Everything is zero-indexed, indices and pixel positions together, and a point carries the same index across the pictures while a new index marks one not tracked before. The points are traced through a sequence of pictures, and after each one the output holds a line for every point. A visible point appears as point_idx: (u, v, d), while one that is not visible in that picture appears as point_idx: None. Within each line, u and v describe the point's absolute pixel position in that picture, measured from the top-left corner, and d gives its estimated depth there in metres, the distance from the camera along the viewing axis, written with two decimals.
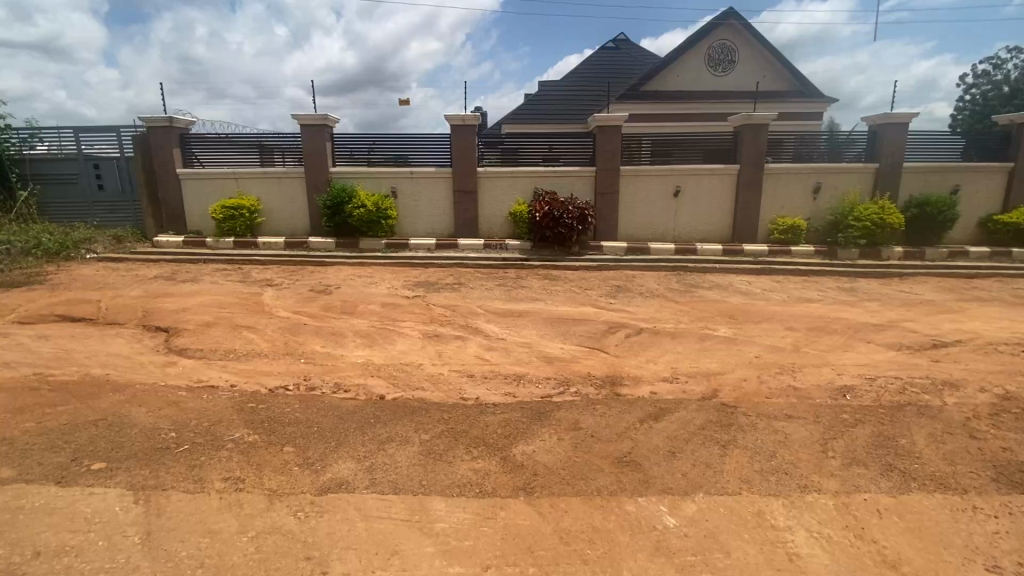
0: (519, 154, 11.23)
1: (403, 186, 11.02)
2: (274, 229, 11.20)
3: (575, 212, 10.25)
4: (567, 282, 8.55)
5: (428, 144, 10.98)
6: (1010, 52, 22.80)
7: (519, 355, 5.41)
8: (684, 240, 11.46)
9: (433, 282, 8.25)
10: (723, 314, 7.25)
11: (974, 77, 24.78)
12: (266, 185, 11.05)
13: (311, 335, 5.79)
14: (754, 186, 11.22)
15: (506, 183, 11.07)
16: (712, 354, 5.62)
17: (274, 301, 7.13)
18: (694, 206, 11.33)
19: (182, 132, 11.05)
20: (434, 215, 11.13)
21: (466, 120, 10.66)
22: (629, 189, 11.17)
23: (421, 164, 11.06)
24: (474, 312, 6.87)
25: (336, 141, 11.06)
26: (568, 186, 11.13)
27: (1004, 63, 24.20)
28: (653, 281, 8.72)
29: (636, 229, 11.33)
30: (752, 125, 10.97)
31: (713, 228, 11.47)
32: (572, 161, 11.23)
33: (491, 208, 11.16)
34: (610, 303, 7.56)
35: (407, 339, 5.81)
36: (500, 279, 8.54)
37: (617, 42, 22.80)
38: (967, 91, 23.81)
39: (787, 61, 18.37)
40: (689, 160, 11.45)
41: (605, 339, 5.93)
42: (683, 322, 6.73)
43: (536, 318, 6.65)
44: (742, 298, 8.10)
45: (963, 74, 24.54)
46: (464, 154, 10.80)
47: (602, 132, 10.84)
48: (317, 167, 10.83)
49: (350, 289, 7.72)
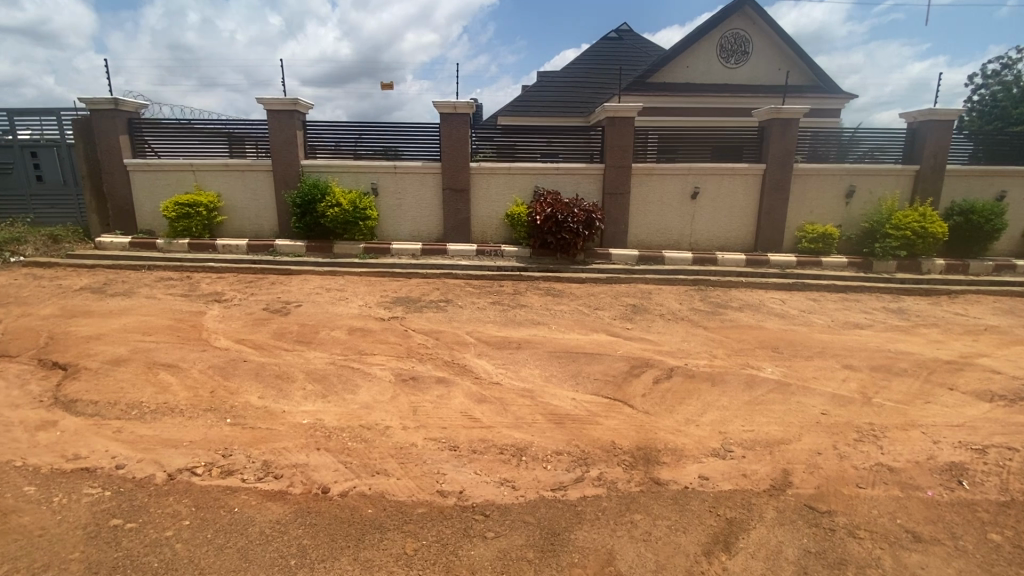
0: (517, 148, 9.92)
1: (385, 183, 9.66)
2: (237, 229, 9.81)
3: (581, 216, 8.97)
4: (574, 299, 7.25)
5: (414, 134, 9.63)
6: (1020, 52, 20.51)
7: (519, 412, 4.13)
8: (701, 247, 10.22)
9: (414, 299, 6.93)
10: (764, 345, 5.98)
11: (986, 78, 23.39)
12: (228, 179, 9.64)
13: (249, 379, 4.47)
14: (781, 188, 9.97)
15: (502, 180, 9.73)
16: (767, 410, 4.36)
17: (216, 326, 5.80)
18: (713, 209, 10.08)
19: (131, 117, 9.62)
20: (420, 216, 9.79)
21: (458, 109, 9.29)
22: (641, 189, 9.89)
23: (406, 158, 9.70)
24: (462, 342, 5.56)
25: (309, 131, 9.68)
26: (573, 185, 9.83)
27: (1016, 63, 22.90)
28: (674, 299, 7.44)
29: (648, 234, 10.08)
30: (781, 119, 9.70)
31: (734, 235, 10.23)
32: (577, 156, 9.93)
33: (485, 208, 9.84)
34: (626, 329, 6.27)
35: (374, 384, 4.50)
36: (494, 295, 7.23)
37: (620, 32, 21.44)
38: (976, 92, 21.99)
39: (804, 53, 17.16)
40: (709, 158, 10.17)
41: (627, 385, 4.64)
42: (719, 359, 5.47)
43: (538, 350, 5.35)
44: (780, 323, 6.84)
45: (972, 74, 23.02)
46: (455, 148, 9.46)
47: (613, 124, 9.51)
48: (287, 160, 9.45)
49: (313, 308, 6.39)
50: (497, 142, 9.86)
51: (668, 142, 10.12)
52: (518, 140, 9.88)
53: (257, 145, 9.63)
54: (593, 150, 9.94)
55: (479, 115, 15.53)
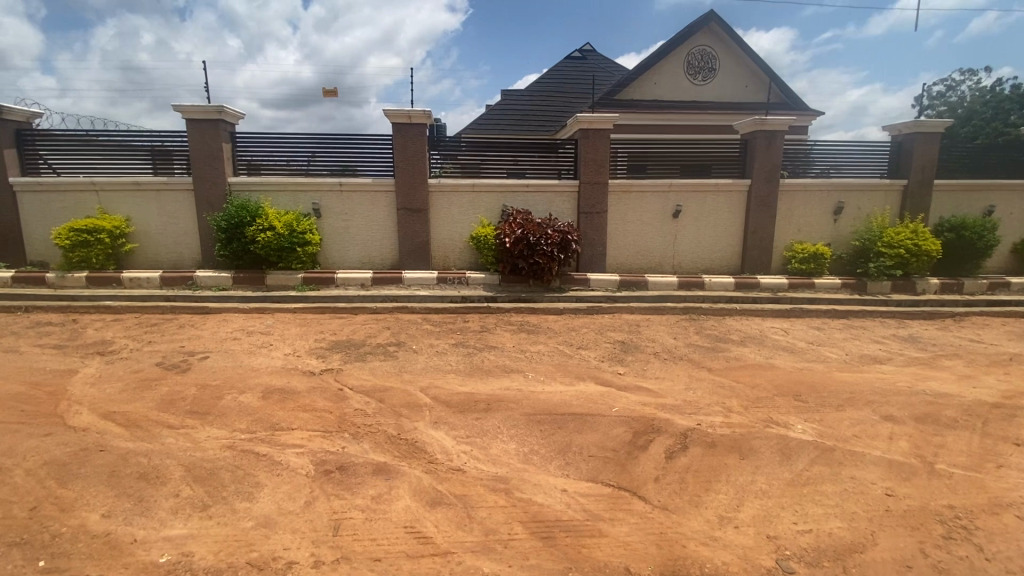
0: (482, 162, 8.81)
1: (329, 203, 8.37)
2: (152, 259, 8.30)
3: (555, 238, 7.93)
4: (552, 336, 6.11)
5: (363, 148, 8.41)
6: (963, 74, 20.45)
7: (490, 521, 2.90)
8: (685, 270, 9.33)
9: (357, 343, 5.63)
10: (783, 391, 4.96)
11: (931, 101, 23.69)
12: (139, 200, 8.14)
13: (97, 483, 3.09)
14: (769, 205, 9.20)
15: (465, 199, 8.60)
16: (819, 495, 3.28)
17: (83, 392, 4.34)
18: (697, 228, 9.22)
19: (19, 128, 8.04)
20: (371, 240, 8.52)
21: (413, 118, 8.13)
22: (620, 207, 8.94)
23: (353, 174, 8.45)
24: (413, 403, 4.30)
25: (240, 144, 8.34)
26: (544, 203, 8.79)
27: (960, 84, 23.17)
28: (667, 333, 6.40)
29: (628, 257, 9.11)
30: (766, 130, 8.98)
31: (720, 255, 9.38)
32: (549, 172, 8.92)
33: (446, 230, 8.67)
34: (618, 375, 5.15)
35: (284, 483, 3.19)
36: (457, 334, 6.00)
37: (583, 51, 20.98)
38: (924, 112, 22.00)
39: (770, 71, 16.95)
40: (691, 172, 9.34)
41: (634, 465, 3.48)
42: (737, 418, 4.40)
43: (512, 413, 4.14)
44: (792, 360, 5.87)
45: (917, 98, 23.20)
46: (410, 163, 8.29)
47: (588, 136, 8.56)
48: (212, 178, 8.06)
49: (224, 362, 5.00)
50: (459, 156, 8.72)
51: (647, 156, 9.25)
52: (482, 154, 8.80)
53: (176, 161, 8.20)
54: (567, 164, 8.93)
55: (439, 131, 14.50)
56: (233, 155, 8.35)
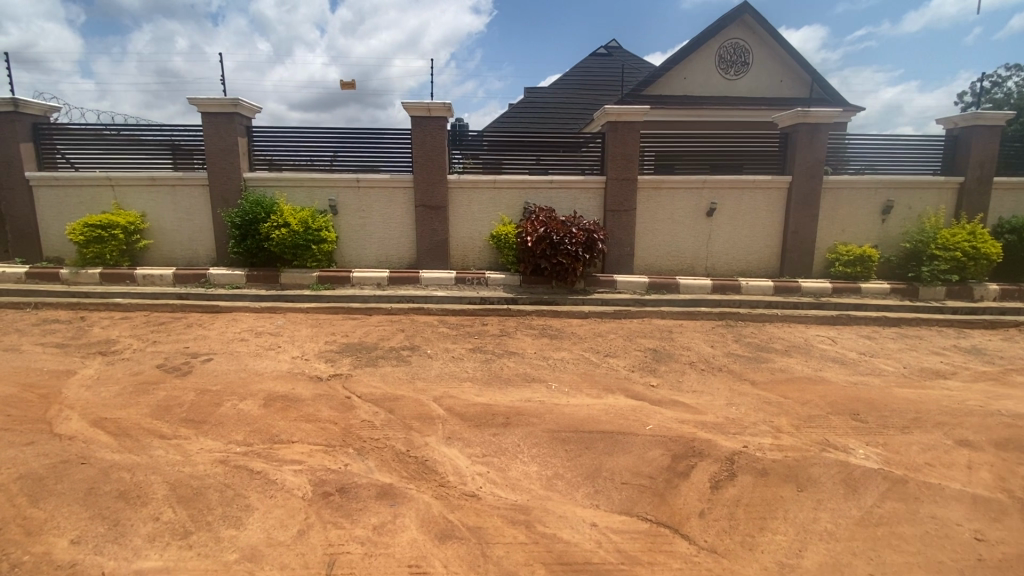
0: (505, 157, 8.41)
1: (346, 199, 8.07)
2: (166, 256, 8.14)
3: (581, 237, 7.49)
4: (577, 342, 5.67)
5: (381, 142, 8.09)
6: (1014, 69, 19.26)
7: (508, 562, 2.50)
8: (718, 272, 8.76)
9: (369, 346, 5.28)
10: (838, 409, 4.42)
11: (977, 98, 22.46)
12: (154, 195, 7.99)
13: (72, 502, 2.79)
14: (811, 203, 8.57)
15: (485, 195, 8.21)
16: (897, 540, 2.78)
17: (77, 396, 4.08)
18: (732, 228, 8.65)
19: (38, 123, 7.97)
20: (388, 238, 8.20)
21: (433, 110, 7.77)
22: (649, 205, 8.43)
23: (371, 170, 8.14)
24: (425, 415, 3.91)
25: (256, 138, 8.10)
26: (569, 200, 8.34)
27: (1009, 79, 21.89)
28: (702, 342, 5.89)
29: (658, 258, 8.60)
30: (809, 123, 8.35)
31: (757, 257, 8.79)
32: (574, 168, 8.47)
33: (465, 228, 8.29)
34: (650, 388, 4.68)
35: (277, 507, 2.84)
36: (475, 338, 5.61)
37: (609, 48, 20.43)
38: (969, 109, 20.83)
39: (807, 65, 16.13)
40: (726, 168, 8.76)
41: (674, 495, 3.03)
42: (788, 440, 3.89)
43: (534, 429, 3.72)
44: (844, 373, 5.30)
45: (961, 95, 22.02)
46: (430, 157, 7.93)
47: (616, 129, 8.09)
48: (227, 173, 7.84)
49: (228, 365, 4.71)
50: (480, 151, 8.33)
51: (679, 150, 8.70)
52: (504, 149, 8.39)
53: (191, 156, 8.02)
54: (594, 159, 8.46)
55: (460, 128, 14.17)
56: (249, 149, 8.12)
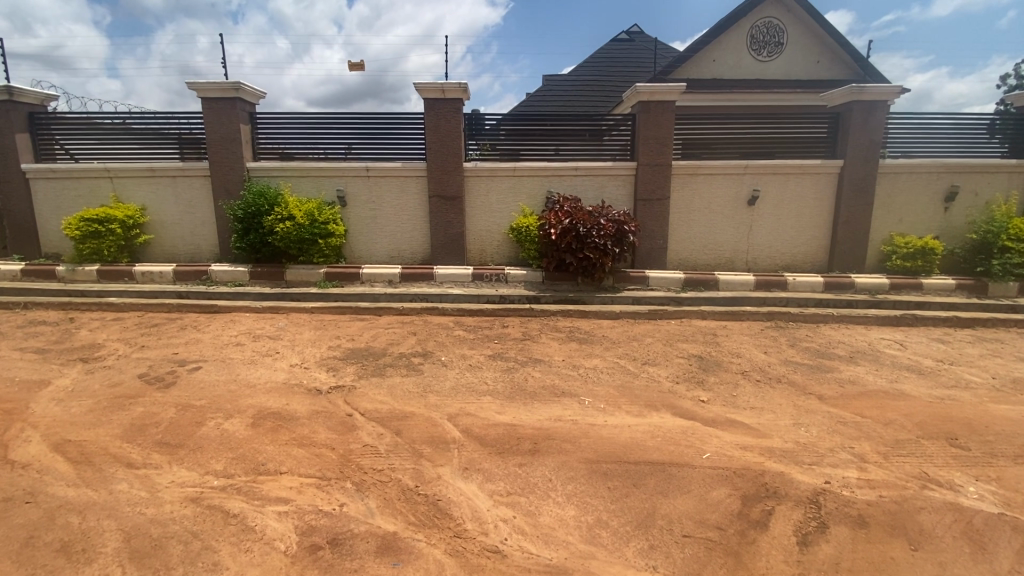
0: (526, 143, 7.74)
1: (355, 190, 7.50)
2: (168, 251, 7.70)
3: (610, 228, 6.81)
4: (611, 347, 5.02)
5: (392, 128, 7.51)
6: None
7: None
8: (760, 267, 7.98)
9: (376, 352, 4.70)
10: (929, 431, 3.69)
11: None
12: (154, 187, 7.54)
13: (2, 557, 2.25)
14: (864, 190, 7.73)
15: (505, 184, 7.57)
16: None
17: (44, 413, 3.58)
18: (776, 218, 7.87)
19: (35, 112, 7.58)
20: (400, 231, 7.62)
21: (447, 92, 7.15)
22: (684, 194, 7.70)
23: (382, 157, 7.56)
24: (438, 438, 3.31)
25: (260, 125, 7.58)
26: (595, 189, 7.65)
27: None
28: (753, 347, 5.18)
29: (693, 251, 7.87)
30: (865, 101, 7.51)
31: (803, 250, 7.99)
32: (601, 153, 7.76)
33: (483, 220, 7.66)
34: (700, 405, 4.00)
35: (251, 567, 2.27)
36: (494, 343, 4.99)
37: (631, 33, 19.51)
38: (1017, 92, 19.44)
39: (847, 44, 15.03)
40: (769, 152, 7.94)
41: (753, 555, 2.38)
42: (877, 474, 3.19)
43: (568, 458, 3.09)
44: (925, 385, 4.54)
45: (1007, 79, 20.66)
46: (444, 143, 7.32)
47: (648, 110, 7.36)
48: (229, 163, 7.33)
49: (218, 376, 4.17)
50: (498, 136, 7.68)
51: (718, 132, 7.89)
52: (525, 133, 7.72)
53: (191, 145, 7.53)
54: (623, 143, 7.74)
55: None
56: (253, 137, 7.60)
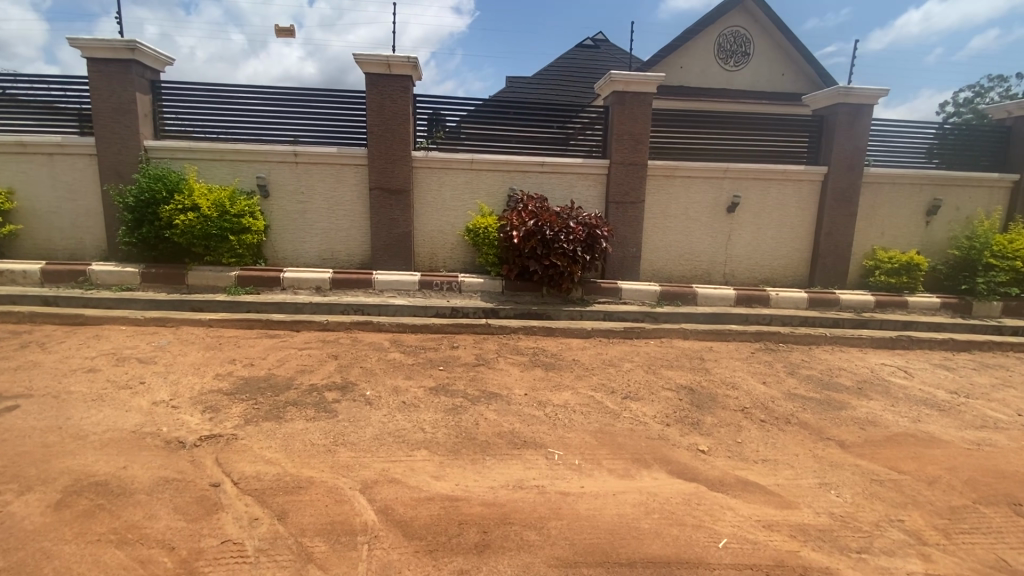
0: (485, 133, 6.72)
1: (280, 178, 6.30)
2: (41, 246, 6.23)
3: (580, 232, 5.92)
4: (583, 376, 4.06)
5: (328, 108, 6.38)
6: (997, 81, 19.03)
7: None
8: (738, 280, 7.29)
9: (279, 383, 3.55)
10: (984, 493, 2.92)
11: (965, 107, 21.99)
12: (24, 166, 6.07)
13: None
14: (848, 200, 7.19)
15: (459, 178, 6.56)
16: None
17: None
18: (757, 227, 7.19)
19: None
20: (335, 230, 6.46)
21: (393, 67, 6.08)
22: (660, 196, 6.89)
23: (314, 141, 6.40)
24: (341, 526, 2.24)
25: (163, 95, 6.25)
26: (563, 188, 6.74)
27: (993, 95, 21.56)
28: (749, 377, 4.35)
29: (669, 261, 7.07)
30: (851, 104, 6.97)
31: (783, 262, 7.35)
32: (570, 148, 6.87)
33: (433, 220, 6.61)
34: (700, 458, 3.09)
35: None
36: (438, 370, 3.93)
37: (597, 39, 18.99)
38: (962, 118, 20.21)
39: (811, 57, 14.85)
40: (752, 154, 7.25)
41: None
42: (946, 564, 2.35)
43: (533, 559, 2.09)
44: (953, 425, 3.82)
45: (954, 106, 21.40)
46: (389, 128, 6.24)
47: (623, 101, 6.51)
48: (119, 138, 5.95)
49: (37, 421, 2.92)
50: (453, 123, 6.65)
51: (698, 130, 7.10)
52: (484, 121, 6.70)
53: (73, 116, 6.11)
54: (594, 139, 6.88)
55: None
56: (153, 110, 6.25)
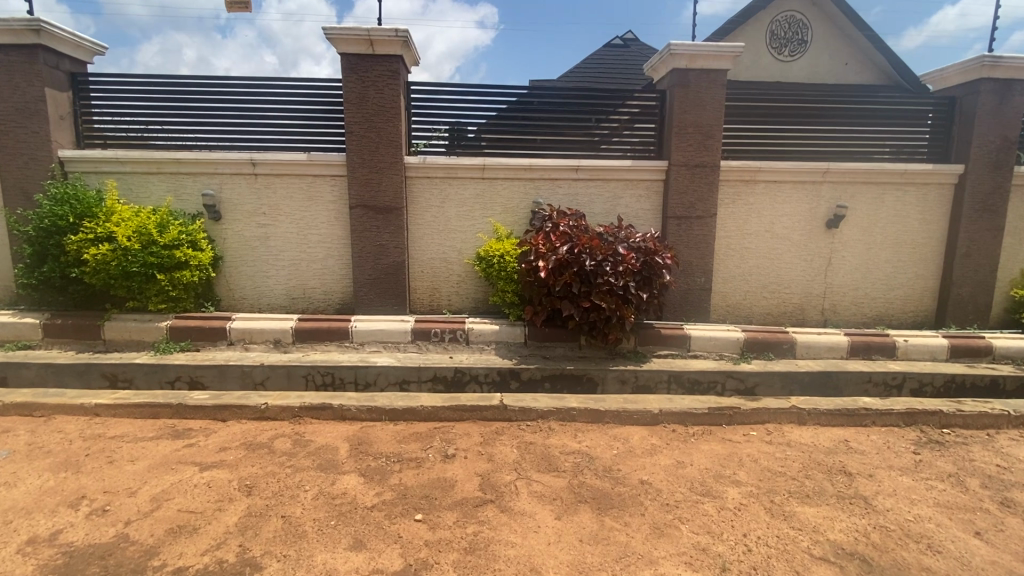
0: (500, 130, 5.11)
1: (233, 195, 4.83)
2: None
3: (632, 261, 4.23)
4: (663, 528, 2.35)
5: (297, 104, 4.93)
6: None
7: None
8: (841, 317, 5.45)
9: (119, 569, 1.96)
10: None
11: None
12: None
13: None
14: (992, 210, 5.30)
15: (466, 190, 4.97)
16: None
17: None
18: (866, 247, 5.36)
19: None
20: (306, 261, 4.95)
21: (376, 44, 4.54)
22: (734, 209, 5.15)
23: (279, 146, 4.91)
24: None
25: (88, 92, 4.87)
26: (604, 200, 5.06)
27: None
28: (941, 520, 2.57)
29: (748, 294, 5.29)
30: (998, 79, 5.11)
31: (901, 293, 5.49)
32: (612, 147, 5.21)
33: (434, 245, 5.02)
34: None
35: None
36: (412, 522, 2.27)
37: (626, 40, 17.18)
38: None
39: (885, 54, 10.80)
40: (857, 151, 5.43)
41: None
42: None
43: None
44: None
45: None
46: (373, 126, 4.70)
47: (686, 82, 4.82)
48: (25, 149, 4.59)
49: None
50: (459, 117, 5.07)
51: (784, 120, 5.32)
52: (499, 115, 5.11)
53: None
54: (644, 135, 5.20)
55: None
56: (75, 111, 4.87)
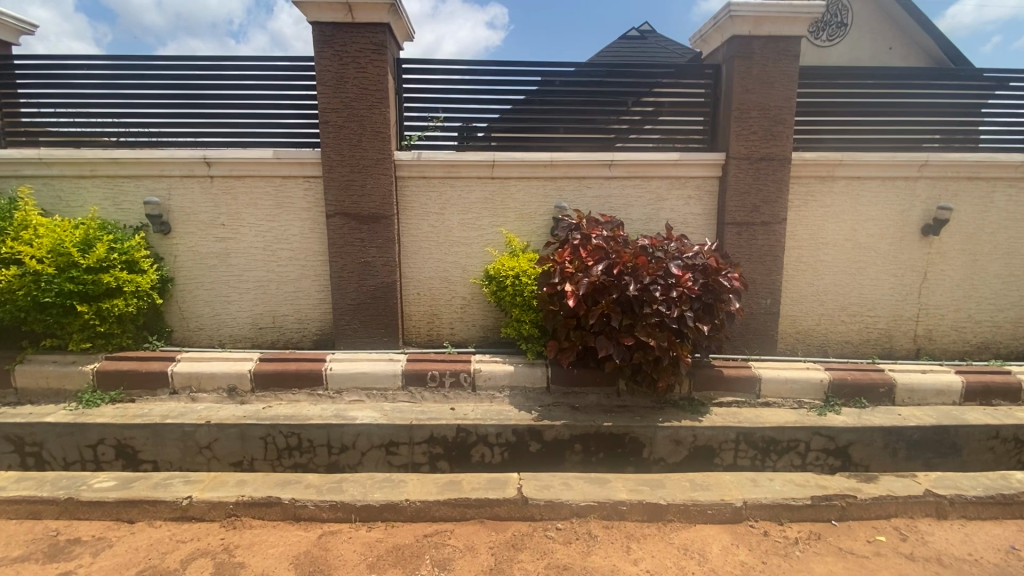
0: (514, 118, 4.13)
1: (182, 202, 3.90)
2: None
3: (689, 283, 3.22)
4: None
5: (263, 88, 3.99)
6: None
7: None
8: (937, 345, 4.38)
9: None
10: None
11: None
12: None
13: None
14: None
15: (471, 193, 4.00)
16: None
17: None
18: (970, 258, 4.29)
19: None
20: (275, 282, 4.02)
21: (355, 10, 3.58)
22: (807, 213, 4.11)
23: (240, 141, 3.97)
24: None
25: (10, 77, 3.97)
26: (642, 203, 4.05)
27: None
28: None
29: (824, 318, 4.25)
30: None
31: (1012, 315, 4.40)
32: (652, 137, 4.19)
33: (432, 259, 4.06)
34: None
35: None
36: None
37: (642, 31, 16.07)
38: None
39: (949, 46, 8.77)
40: (960, 138, 4.33)
41: None
42: None
43: None
44: None
45: None
46: (354, 113, 3.75)
47: (749, 53, 3.80)
48: None
49: None
50: (461, 103, 4.10)
51: (869, 100, 4.25)
52: (511, 100, 4.13)
53: None
54: (692, 121, 4.18)
55: None
56: None
